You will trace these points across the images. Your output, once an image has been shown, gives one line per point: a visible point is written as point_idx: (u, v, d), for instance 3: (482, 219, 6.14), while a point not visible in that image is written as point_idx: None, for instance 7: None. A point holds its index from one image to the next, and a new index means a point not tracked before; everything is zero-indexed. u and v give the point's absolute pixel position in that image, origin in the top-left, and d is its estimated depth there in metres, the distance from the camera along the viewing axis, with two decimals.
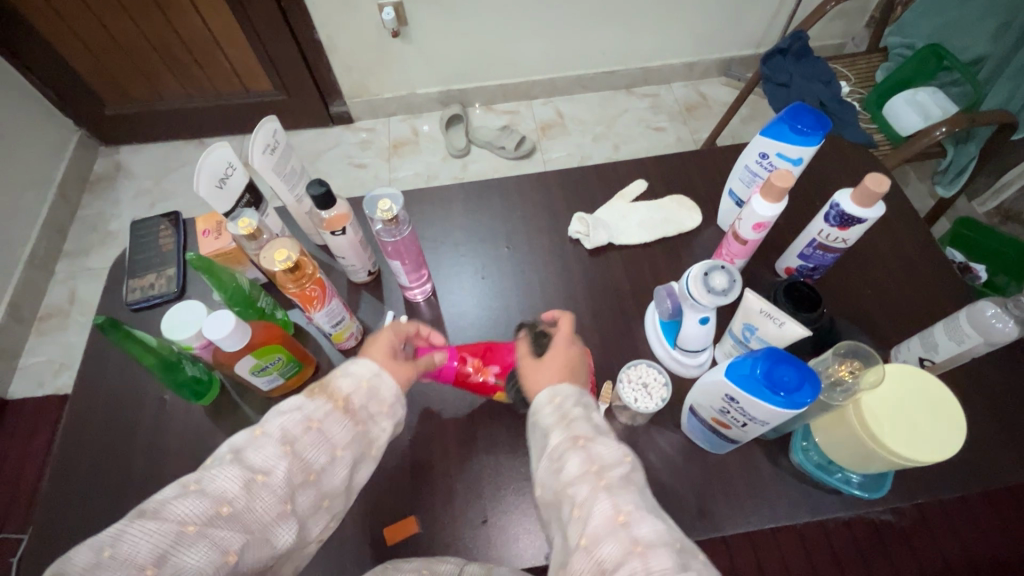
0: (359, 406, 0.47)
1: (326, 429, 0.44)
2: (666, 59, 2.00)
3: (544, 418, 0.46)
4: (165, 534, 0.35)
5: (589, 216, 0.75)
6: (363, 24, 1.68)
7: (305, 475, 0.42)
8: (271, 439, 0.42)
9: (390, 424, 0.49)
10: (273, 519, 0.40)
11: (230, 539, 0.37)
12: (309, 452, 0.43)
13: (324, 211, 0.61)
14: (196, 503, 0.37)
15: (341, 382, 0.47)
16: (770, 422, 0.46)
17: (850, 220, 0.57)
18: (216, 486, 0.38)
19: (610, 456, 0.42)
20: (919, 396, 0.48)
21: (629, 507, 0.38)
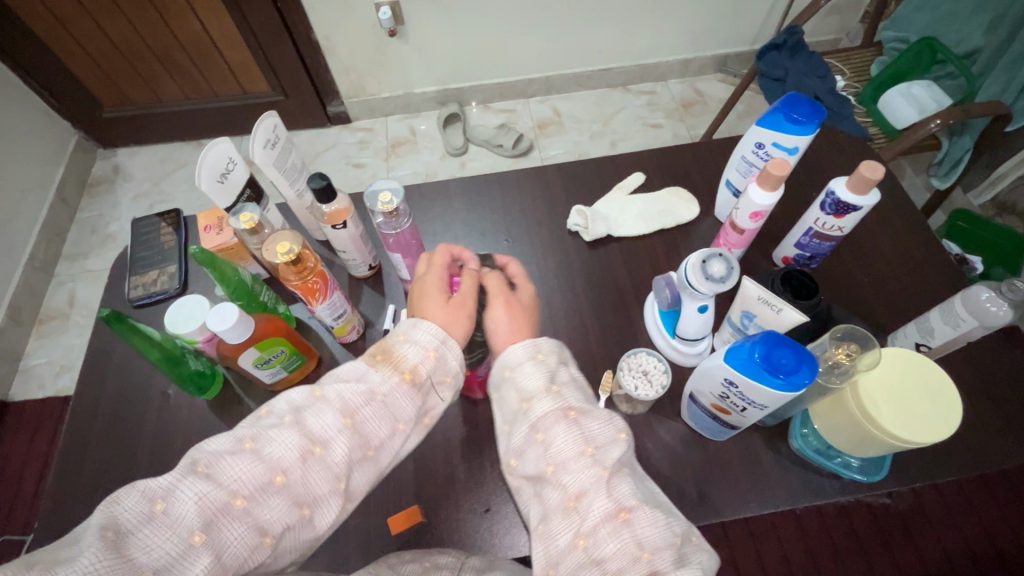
0: (425, 377, 0.45)
1: (386, 407, 0.44)
2: (663, 57, 2.01)
3: (528, 382, 0.46)
4: (215, 498, 0.37)
5: (588, 209, 0.76)
6: (360, 24, 1.68)
7: (363, 451, 0.43)
8: (331, 409, 0.42)
9: (450, 395, 0.48)
10: (324, 495, 0.41)
11: (274, 508, 0.39)
12: (368, 427, 0.43)
13: (325, 205, 0.61)
14: (250, 468, 0.39)
15: (405, 351, 0.45)
16: (768, 406, 0.47)
17: (846, 208, 0.57)
18: (272, 452, 0.40)
19: (603, 434, 0.44)
20: (914, 377, 0.48)
21: (632, 504, 0.40)
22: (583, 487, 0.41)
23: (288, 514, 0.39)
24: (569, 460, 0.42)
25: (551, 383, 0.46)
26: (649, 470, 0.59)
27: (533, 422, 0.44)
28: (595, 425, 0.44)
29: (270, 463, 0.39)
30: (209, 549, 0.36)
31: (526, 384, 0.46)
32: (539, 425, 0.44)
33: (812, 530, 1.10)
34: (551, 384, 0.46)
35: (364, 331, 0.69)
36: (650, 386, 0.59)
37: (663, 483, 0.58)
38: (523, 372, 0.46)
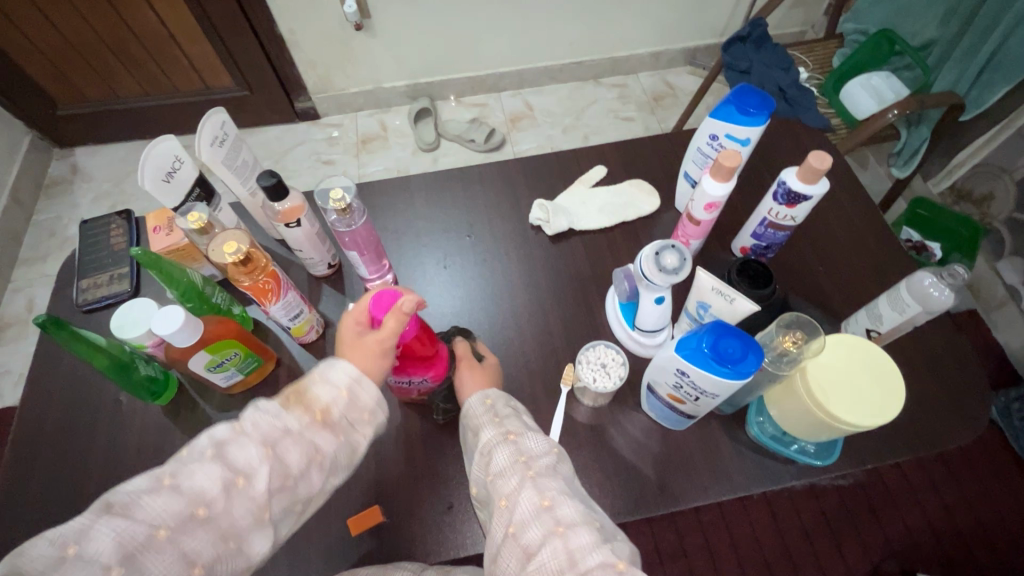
0: (338, 416, 0.48)
1: (299, 443, 0.45)
2: (633, 50, 2.02)
3: (477, 417, 0.51)
4: (136, 533, 0.37)
5: (549, 203, 0.76)
6: (325, 17, 1.65)
7: (282, 480, 0.44)
8: (253, 441, 0.43)
9: (372, 431, 0.50)
10: (246, 526, 0.42)
11: (197, 541, 0.40)
12: (290, 457, 0.45)
13: (278, 203, 0.60)
14: (170, 504, 0.39)
15: (319, 392, 0.48)
16: (720, 395, 0.47)
17: (796, 197, 0.58)
18: (193, 486, 0.40)
19: (538, 449, 0.47)
20: (857, 361, 0.49)
21: (553, 492, 0.42)
22: (511, 488, 0.44)
23: (213, 545, 0.40)
24: (502, 468, 0.46)
25: (496, 414, 0.51)
26: (610, 462, 0.59)
27: (479, 449, 0.49)
28: (533, 442, 0.48)
29: (190, 496, 0.40)
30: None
31: (475, 420, 0.51)
32: (484, 450, 0.48)
33: (781, 513, 1.16)
34: (494, 416, 0.51)
35: (324, 331, 0.68)
36: (608, 378, 0.60)
37: (624, 475, 0.58)
38: (474, 413, 0.52)
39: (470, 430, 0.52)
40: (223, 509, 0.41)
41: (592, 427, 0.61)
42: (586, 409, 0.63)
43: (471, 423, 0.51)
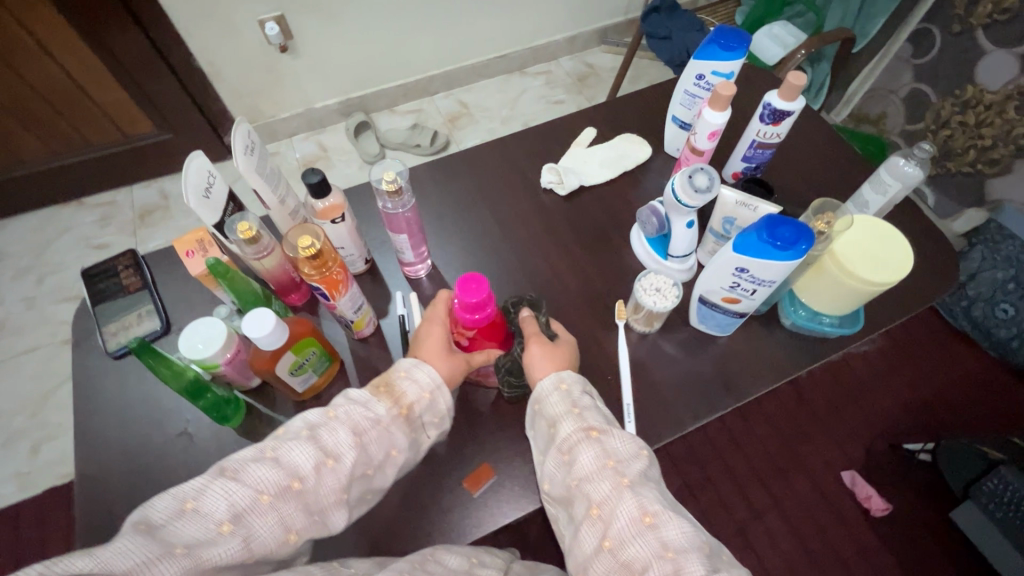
0: (417, 415, 0.53)
1: (388, 433, 0.50)
2: (550, 37, 2.12)
3: (552, 407, 0.55)
4: (244, 496, 0.41)
5: (557, 165, 0.81)
6: (246, 43, 1.63)
7: (363, 469, 0.49)
8: (343, 428, 0.48)
9: (436, 433, 0.56)
10: (328, 504, 0.46)
11: (289, 511, 0.43)
12: (370, 449, 0.49)
13: (319, 201, 0.61)
14: (272, 473, 0.43)
15: (406, 388, 0.53)
16: (777, 281, 0.54)
17: (781, 115, 0.67)
18: (290, 461, 0.44)
19: (626, 453, 0.51)
20: (873, 234, 0.58)
21: (655, 509, 0.46)
22: (604, 496, 0.48)
23: (301, 517, 0.44)
24: (592, 472, 0.50)
25: (573, 405, 0.55)
26: (676, 375, 0.66)
27: (562, 445, 0.53)
28: (616, 444, 0.52)
29: (288, 470, 0.44)
30: (239, 535, 0.40)
31: (552, 410, 0.55)
32: (565, 447, 0.53)
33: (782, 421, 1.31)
34: (572, 408, 0.55)
35: (378, 325, 0.69)
36: (666, 298, 0.63)
37: (691, 383, 0.65)
38: (550, 401, 0.56)
39: (543, 421, 0.56)
40: (316, 486, 0.45)
41: (652, 349, 0.68)
42: (641, 337, 0.69)
43: (547, 412, 0.56)
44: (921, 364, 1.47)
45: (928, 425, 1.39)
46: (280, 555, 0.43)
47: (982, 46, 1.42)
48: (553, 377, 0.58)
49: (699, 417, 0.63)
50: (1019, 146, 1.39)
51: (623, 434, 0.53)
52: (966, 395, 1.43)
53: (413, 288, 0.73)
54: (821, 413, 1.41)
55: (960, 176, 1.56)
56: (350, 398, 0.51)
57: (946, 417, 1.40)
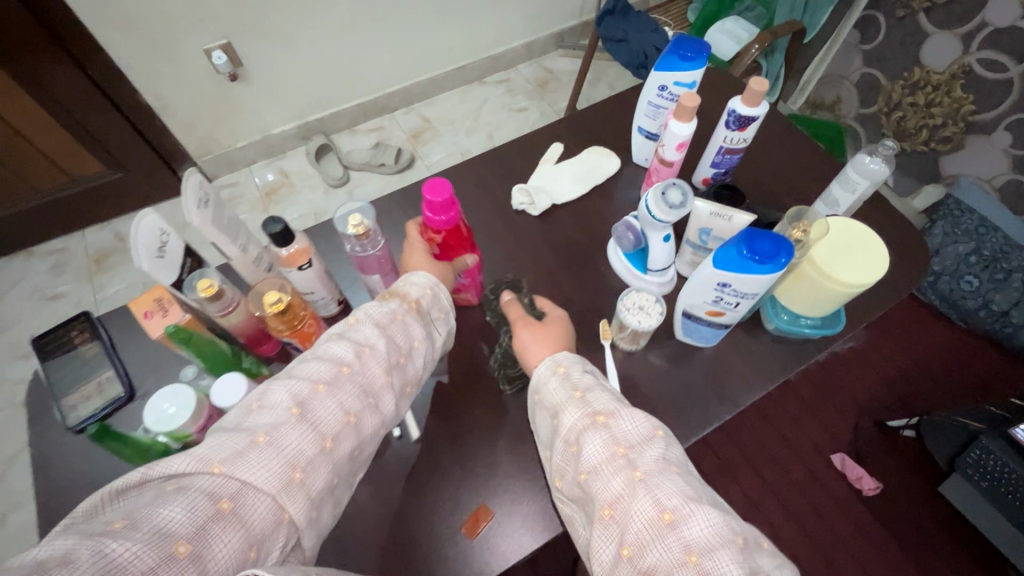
0: (427, 308, 0.59)
1: (405, 323, 0.56)
2: (507, 45, 2.11)
3: (554, 394, 0.56)
4: (302, 387, 0.47)
5: (527, 185, 0.79)
6: (194, 73, 1.57)
7: (396, 357, 0.54)
8: (367, 325, 0.54)
9: (446, 329, 0.62)
10: (376, 383, 0.52)
11: (344, 394, 0.49)
12: (398, 337, 0.55)
13: (283, 248, 0.58)
14: (319, 368, 0.49)
15: (408, 289, 0.59)
16: (759, 293, 0.54)
17: (746, 120, 0.67)
18: (333, 355, 0.51)
19: (637, 437, 0.50)
20: (846, 237, 0.58)
21: (675, 505, 0.45)
22: (616, 494, 0.47)
23: (357, 399, 0.50)
24: (602, 464, 0.49)
25: (574, 391, 0.55)
26: (666, 390, 0.65)
27: (568, 435, 0.53)
28: (627, 427, 0.52)
29: (333, 362, 0.50)
30: (305, 419, 0.46)
31: (553, 399, 0.56)
32: (572, 437, 0.53)
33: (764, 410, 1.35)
34: (574, 392, 0.55)
35: None
36: (650, 316, 0.62)
37: (682, 398, 0.65)
38: (549, 388, 0.57)
39: (546, 411, 0.57)
40: (358, 370, 0.51)
41: (639, 366, 0.67)
42: (628, 355, 0.68)
43: (549, 400, 0.56)
44: (896, 340, 1.51)
45: (909, 400, 1.42)
46: (348, 436, 0.49)
47: (925, 28, 1.47)
48: (549, 364, 0.59)
49: (694, 433, 0.62)
50: (968, 122, 1.46)
51: (635, 414, 0.53)
52: (941, 367, 1.47)
53: None
54: (808, 399, 1.43)
55: (916, 155, 1.62)
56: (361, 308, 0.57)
57: (925, 389, 1.44)
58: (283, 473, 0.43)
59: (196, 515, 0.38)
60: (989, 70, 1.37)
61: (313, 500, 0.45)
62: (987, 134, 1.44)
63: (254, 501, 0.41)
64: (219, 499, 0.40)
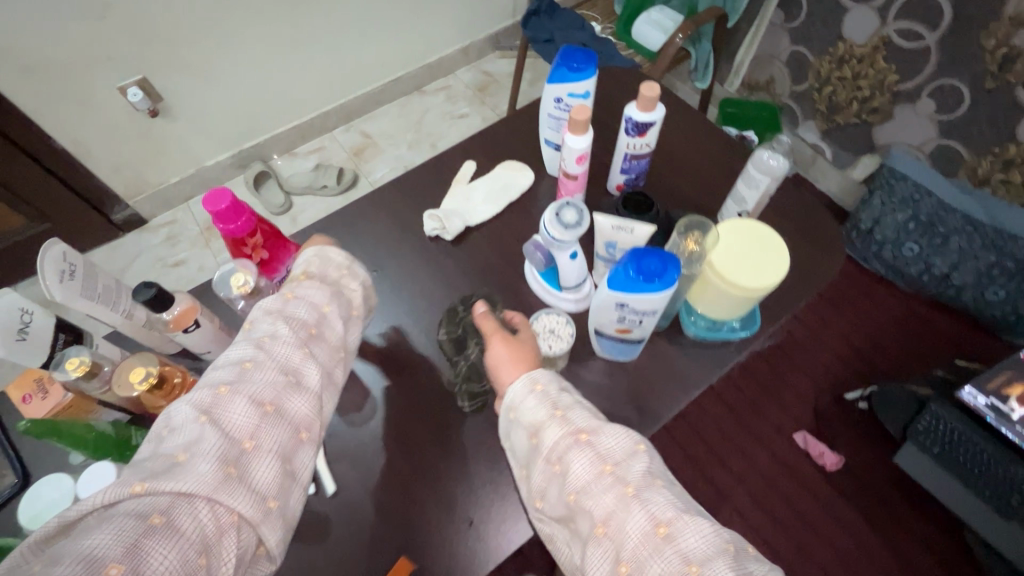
0: (320, 274, 0.58)
1: (305, 292, 0.55)
2: (441, 52, 2.07)
3: (534, 415, 0.53)
4: (203, 397, 0.45)
5: (438, 210, 0.77)
6: (111, 113, 1.51)
7: (306, 331, 0.52)
8: (264, 320, 0.52)
9: (360, 284, 0.61)
10: (293, 364, 0.50)
11: (256, 383, 0.47)
12: (300, 315, 0.53)
13: (165, 312, 0.54)
14: (220, 373, 0.48)
15: (298, 265, 0.59)
16: (658, 309, 0.53)
17: (644, 126, 0.66)
18: (233, 356, 0.49)
19: (624, 451, 0.50)
20: (744, 239, 0.57)
21: (668, 518, 0.45)
22: (609, 511, 0.46)
23: (269, 385, 0.48)
24: (590, 483, 0.48)
25: (554, 408, 0.53)
26: None
27: (550, 454, 0.51)
28: (609, 442, 0.50)
29: (234, 361, 0.49)
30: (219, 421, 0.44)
31: (533, 418, 0.53)
32: (554, 457, 0.50)
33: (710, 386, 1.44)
34: (555, 410, 0.52)
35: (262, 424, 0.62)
36: (560, 339, 0.64)
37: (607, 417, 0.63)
38: (528, 406, 0.53)
39: (524, 430, 0.53)
40: (267, 356, 0.49)
41: None
42: None
43: (527, 418, 0.53)
44: (846, 314, 1.54)
45: (864, 372, 1.45)
46: (278, 421, 0.46)
47: (843, 3, 1.48)
48: (525, 382, 0.55)
49: None
50: (894, 92, 1.48)
51: (615, 429, 0.51)
52: (892, 335, 1.50)
53: None
54: (767, 381, 1.45)
55: (850, 128, 1.64)
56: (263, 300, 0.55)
57: (879, 359, 1.46)
58: (217, 473, 0.41)
59: (126, 536, 0.36)
60: (907, 40, 1.39)
61: (262, 491, 0.43)
62: (913, 103, 1.46)
63: (191, 509, 0.39)
64: (149, 516, 0.37)
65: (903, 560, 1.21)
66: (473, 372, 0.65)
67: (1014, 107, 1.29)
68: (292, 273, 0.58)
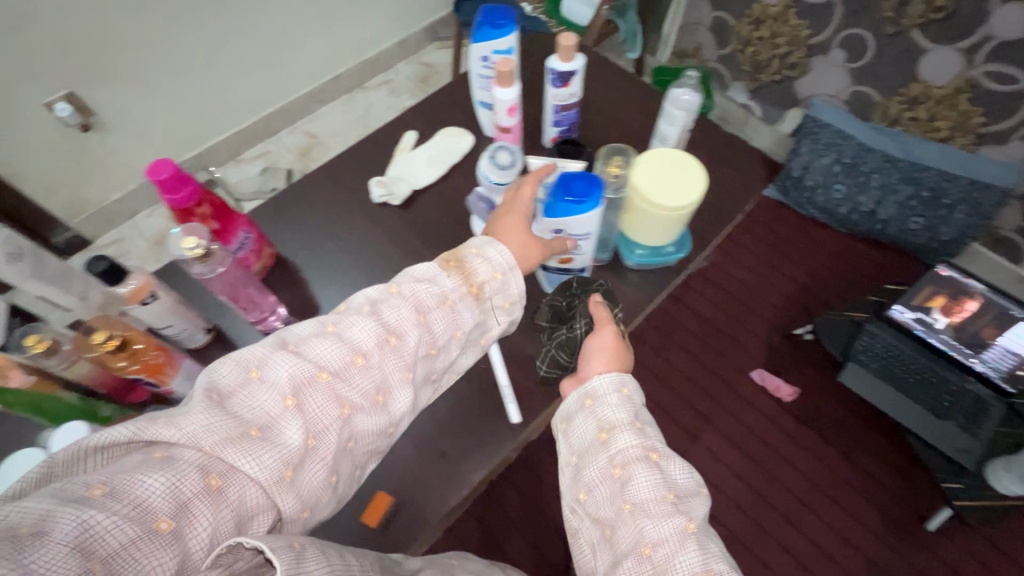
0: (487, 295, 0.60)
1: (456, 309, 0.58)
2: (379, 46, 2.08)
3: (619, 415, 0.58)
4: (304, 370, 0.49)
5: (384, 177, 0.80)
6: (41, 131, 1.46)
7: (426, 347, 0.56)
8: (403, 307, 0.55)
9: (504, 319, 0.62)
10: (391, 381, 0.53)
11: (349, 386, 0.51)
12: (432, 329, 0.56)
13: (119, 285, 0.56)
14: (334, 350, 0.51)
15: (478, 269, 0.60)
16: (591, 230, 0.64)
17: (567, 76, 0.71)
18: (352, 338, 0.52)
19: (686, 489, 0.54)
20: (664, 161, 0.63)
21: (716, 570, 0.48)
22: (664, 538, 0.49)
23: (361, 395, 0.51)
24: (649, 502, 0.52)
25: (637, 419, 0.58)
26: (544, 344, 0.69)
27: (619, 458, 0.55)
28: (676, 475, 0.54)
29: (348, 346, 0.52)
30: (302, 408, 0.47)
31: (618, 418, 0.58)
32: (621, 463, 0.54)
33: (674, 335, 1.51)
34: (636, 422, 0.57)
35: None
36: None
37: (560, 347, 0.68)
38: (616, 405, 0.58)
39: (596, 422, 0.58)
40: (377, 361, 0.52)
41: None
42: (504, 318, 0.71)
43: (607, 416, 0.58)
44: (790, 257, 1.64)
45: (810, 307, 1.55)
46: (343, 430, 0.50)
47: None
48: (614, 380, 0.60)
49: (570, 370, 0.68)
50: (808, 45, 1.58)
51: (683, 465, 0.56)
52: (831, 272, 1.61)
53: None
54: (724, 327, 1.52)
55: (774, 84, 1.74)
56: (416, 279, 0.58)
57: (824, 295, 1.57)
58: (277, 469, 0.45)
59: (186, 487, 0.40)
60: None
61: (304, 498, 0.47)
62: (825, 55, 1.57)
63: (237, 484, 0.43)
64: (208, 475, 0.41)
65: (860, 472, 1.31)
66: (564, 344, 0.68)
67: (911, 48, 1.39)
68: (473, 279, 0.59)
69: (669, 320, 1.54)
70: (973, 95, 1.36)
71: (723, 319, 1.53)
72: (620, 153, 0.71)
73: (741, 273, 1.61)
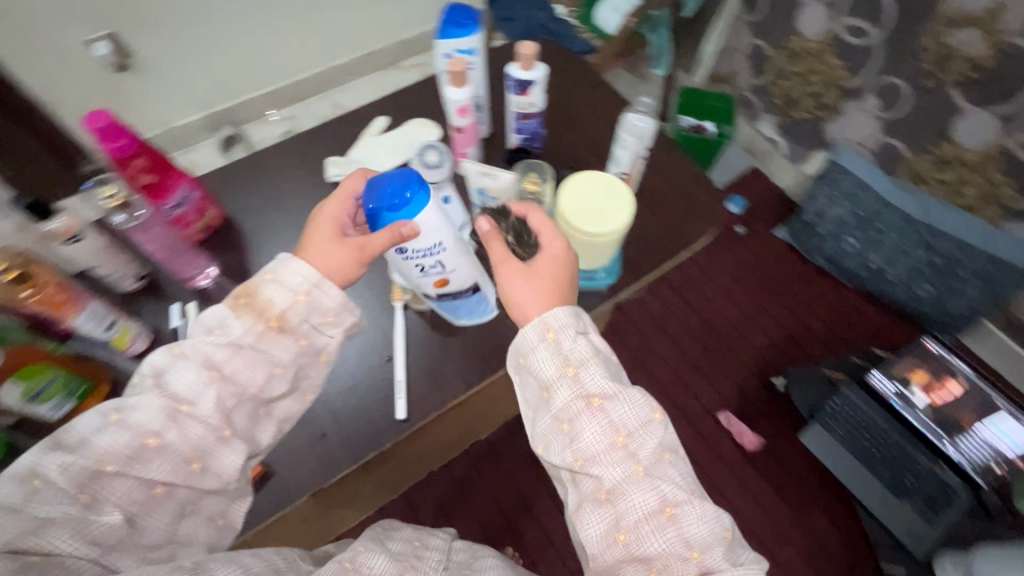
0: (295, 324, 0.61)
1: (269, 352, 0.59)
2: (417, 27, 2.06)
3: (547, 372, 0.56)
4: (86, 466, 0.51)
5: (342, 158, 0.82)
6: (76, 66, 1.54)
7: (245, 396, 0.59)
8: (193, 368, 0.57)
9: (336, 331, 0.64)
10: (209, 445, 0.57)
11: (153, 465, 0.54)
12: (238, 381, 0.58)
13: (44, 223, 0.61)
14: (118, 438, 0.53)
15: (276, 298, 0.60)
16: (443, 243, 0.62)
17: (525, 84, 0.70)
18: (136, 423, 0.54)
19: (633, 421, 0.55)
20: (586, 185, 0.64)
21: (676, 502, 0.52)
22: (619, 481, 0.53)
23: (173, 466, 0.55)
24: (600, 451, 0.54)
25: (568, 367, 0.56)
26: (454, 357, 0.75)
27: (562, 411, 0.56)
28: (623, 414, 0.55)
29: (139, 431, 0.54)
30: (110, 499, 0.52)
31: (548, 370, 0.56)
32: (564, 416, 0.56)
33: (647, 359, 1.49)
34: (569, 369, 0.56)
35: (154, 340, 0.72)
36: None
37: None
38: (541, 358, 0.57)
39: (537, 382, 0.58)
40: (174, 436, 0.55)
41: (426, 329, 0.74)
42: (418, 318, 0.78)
43: (538, 372, 0.57)
44: (786, 301, 1.58)
45: (794, 357, 1.49)
46: (165, 495, 0.55)
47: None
48: (535, 326, 0.57)
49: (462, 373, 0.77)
50: (844, 88, 1.48)
51: (633, 399, 0.56)
52: (825, 325, 1.55)
53: (201, 300, 0.74)
54: (700, 361, 1.48)
55: (805, 124, 1.66)
56: (202, 336, 0.59)
57: (813, 347, 1.51)
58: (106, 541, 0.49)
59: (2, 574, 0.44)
60: (855, 37, 1.39)
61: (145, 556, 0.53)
62: (860, 100, 1.47)
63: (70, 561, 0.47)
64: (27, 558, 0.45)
65: (802, 527, 1.27)
66: None
67: (948, 107, 1.29)
68: (272, 306, 0.60)
69: (646, 344, 1.51)
70: (1005, 166, 1.24)
71: (700, 352, 1.50)
72: (536, 167, 0.72)
73: (730, 308, 1.56)
